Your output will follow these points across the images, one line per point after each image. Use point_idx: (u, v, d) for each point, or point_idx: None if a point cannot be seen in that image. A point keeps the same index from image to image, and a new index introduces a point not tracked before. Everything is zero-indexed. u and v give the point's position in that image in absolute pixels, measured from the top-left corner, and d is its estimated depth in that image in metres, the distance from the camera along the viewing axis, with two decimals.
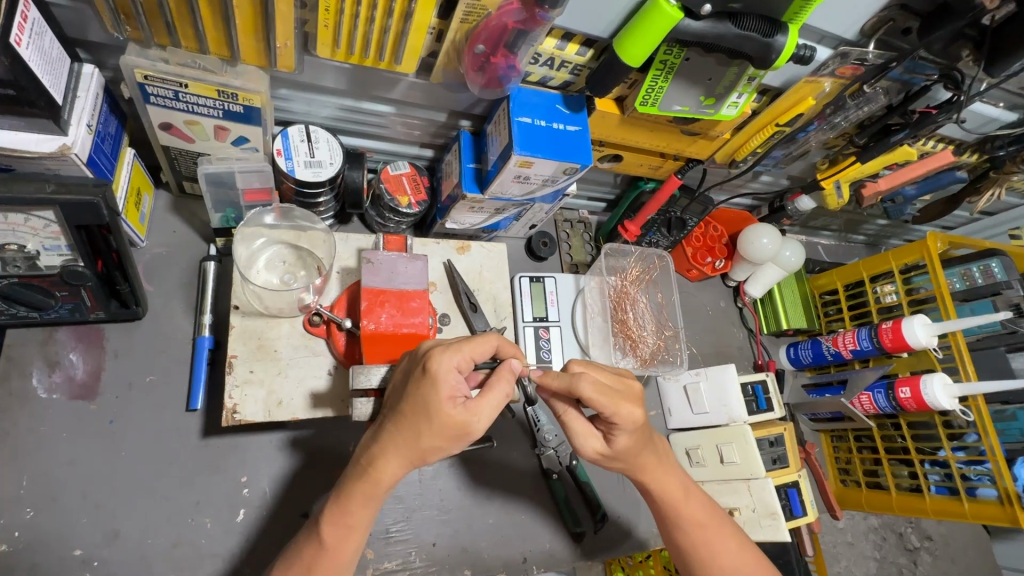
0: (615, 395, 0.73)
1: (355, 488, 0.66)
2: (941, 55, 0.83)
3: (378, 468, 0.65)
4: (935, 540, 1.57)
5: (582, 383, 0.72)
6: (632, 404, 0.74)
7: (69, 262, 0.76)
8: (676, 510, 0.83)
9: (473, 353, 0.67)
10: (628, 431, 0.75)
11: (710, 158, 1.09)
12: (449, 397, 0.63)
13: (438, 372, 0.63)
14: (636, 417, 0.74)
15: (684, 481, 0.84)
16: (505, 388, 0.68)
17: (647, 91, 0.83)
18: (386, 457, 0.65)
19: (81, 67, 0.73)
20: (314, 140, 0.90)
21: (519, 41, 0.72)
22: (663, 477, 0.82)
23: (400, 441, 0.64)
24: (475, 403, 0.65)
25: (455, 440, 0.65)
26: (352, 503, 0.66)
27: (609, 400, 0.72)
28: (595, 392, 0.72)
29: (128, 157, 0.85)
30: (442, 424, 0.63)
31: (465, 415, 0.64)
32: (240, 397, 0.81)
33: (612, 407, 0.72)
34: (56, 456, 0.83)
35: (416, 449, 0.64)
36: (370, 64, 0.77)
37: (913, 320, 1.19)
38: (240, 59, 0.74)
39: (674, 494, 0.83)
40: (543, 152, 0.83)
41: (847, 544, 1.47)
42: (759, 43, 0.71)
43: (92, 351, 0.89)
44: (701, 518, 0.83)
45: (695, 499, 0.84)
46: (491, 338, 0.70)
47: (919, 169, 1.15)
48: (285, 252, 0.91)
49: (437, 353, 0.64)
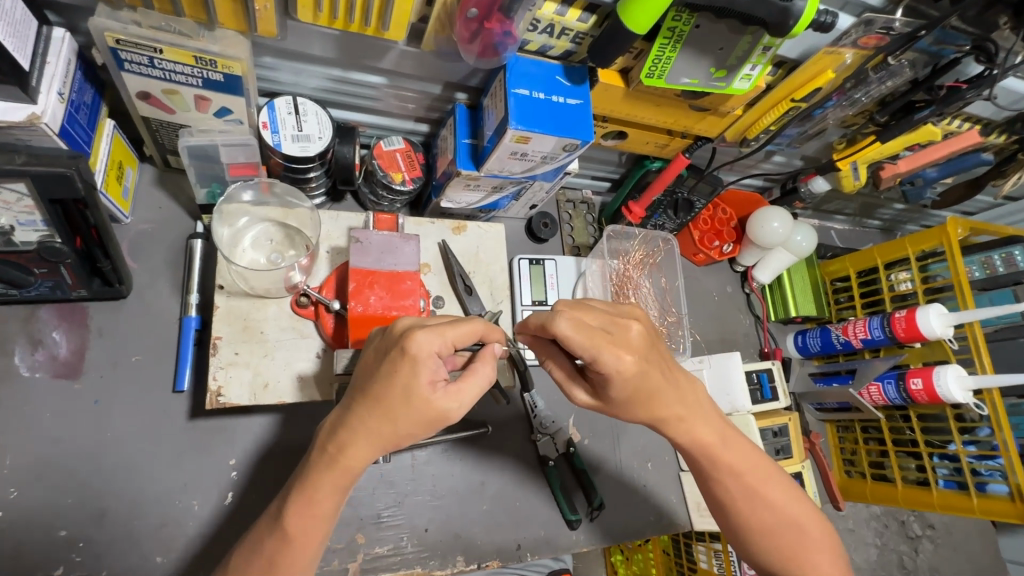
0: (597, 334, 0.65)
1: (324, 478, 0.63)
2: (975, 24, 0.76)
3: (348, 454, 0.62)
4: (939, 531, 1.54)
5: (557, 320, 0.64)
6: (616, 347, 0.65)
7: (45, 238, 0.74)
8: (712, 460, 0.77)
9: (456, 338, 0.63)
10: (621, 382, 0.67)
11: (720, 136, 1.04)
12: (428, 382, 0.61)
13: (418, 356, 0.60)
14: (622, 362, 0.65)
15: (719, 430, 0.78)
16: (486, 373, 0.66)
17: (653, 62, 0.78)
18: (357, 442, 0.62)
19: (51, 31, 0.69)
20: (302, 113, 0.85)
21: (514, 5, 0.67)
22: (691, 426, 0.75)
23: (373, 427, 0.62)
24: (456, 389, 0.62)
25: (430, 425, 0.63)
26: (321, 493, 0.63)
27: (588, 340, 0.64)
28: (572, 329, 0.63)
29: (106, 129, 0.81)
30: (419, 409, 0.61)
31: (444, 400, 0.62)
32: (224, 379, 0.78)
33: (591, 348, 0.64)
34: (41, 435, 0.81)
35: (389, 435, 0.62)
36: (356, 30, 0.72)
37: (927, 310, 1.14)
38: (218, 23, 0.70)
39: (709, 444, 0.76)
40: (541, 127, 0.78)
41: (848, 531, 1.44)
42: (776, 8, 0.65)
43: (77, 330, 0.87)
44: (741, 468, 0.76)
45: (733, 449, 0.77)
46: (476, 324, 0.65)
47: (942, 150, 1.08)
48: (272, 230, 0.88)
49: (417, 337, 0.61)
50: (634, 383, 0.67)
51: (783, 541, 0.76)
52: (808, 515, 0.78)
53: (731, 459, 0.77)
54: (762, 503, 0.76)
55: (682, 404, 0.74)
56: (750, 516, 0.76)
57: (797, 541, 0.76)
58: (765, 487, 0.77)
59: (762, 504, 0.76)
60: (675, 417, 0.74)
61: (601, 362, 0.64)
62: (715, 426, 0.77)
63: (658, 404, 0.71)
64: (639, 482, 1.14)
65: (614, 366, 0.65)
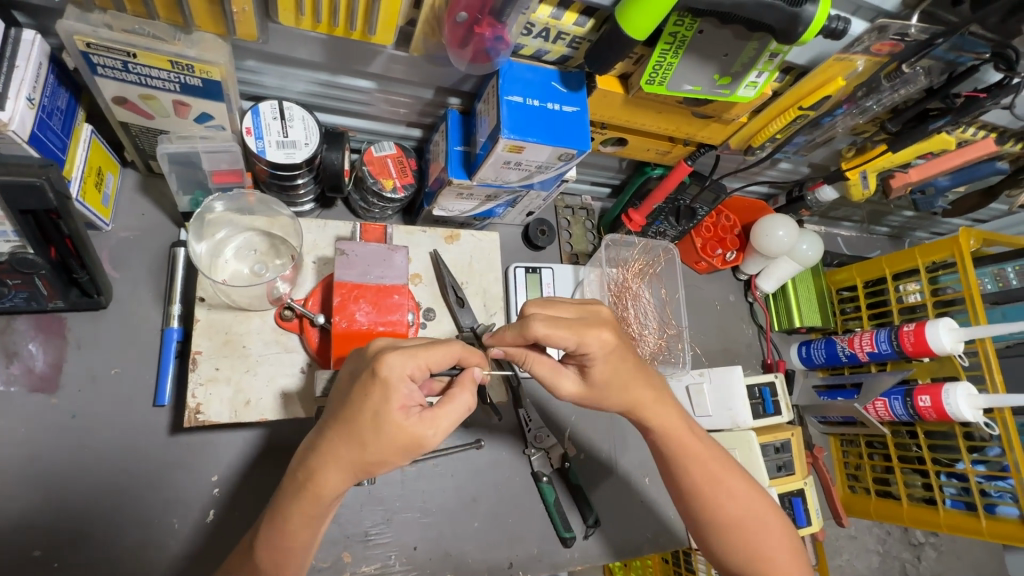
0: (576, 324, 0.70)
1: (294, 505, 0.60)
2: (996, 30, 0.72)
3: (317, 482, 0.59)
4: (944, 543, 1.51)
5: (532, 323, 0.69)
6: (595, 329, 0.71)
7: (17, 249, 0.71)
8: (677, 446, 0.79)
9: (430, 361, 0.60)
10: (603, 359, 0.72)
11: (724, 144, 1.00)
12: (400, 406, 0.58)
13: (390, 379, 0.57)
14: (605, 339, 0.71)
15: (683, 416, 0.80)
16: (466, 397, 0.62)
17: (653, 68, 0.74)
18: (326, 469, 0.59)
19: (20, 33, 0.66)
20: (288, 118, 0.82)
21: (506, 9, 0.63)
22: (659, 413, 0.78)
23: (342, 454, 0.58)
24: (432, 414, 0.59)
25: (405, 453, 0.59)
26: (291, 522, 0.60)
27: (568, 332, 0.69)
28: (548, 327, 0.68)
29: (83, 134, 0.78)
30: (391, 436, 0.57)
31: (419, 426, 0.58)
32: (204, 397, 0.75)
33: (574, 336, 0.69)
34: (15, 452, 0.79)
35: (359, 463, 0.58)
36: (342, 34, 0.69)
37: (937, 324, 1.10)
38: (195, 26, 0.66)
39: (673, 431, 0.79)
40: (535, 136, 0.75)
41: (848, 537, 1.40)
42: (785, 14, 0.61)
43: (54, 342, 0.84)
44: (704, 456, 0.79)
45: (697, 438, 0.80)
46: (454, 347, 0.62)
47: (954, 159, 1.05)
48: (257, 239, 0.85)
49: (388, 358, 0.58)
50: (611, 364, 0.73)
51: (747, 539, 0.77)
52: (770, 510, 0.80)
53: (695, 446, 0.79)
54: (725, 496, 0.78)
55: (650, 388, 0.78)
56: (717, 509, 0.78)
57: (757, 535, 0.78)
58: (727, 476, 0.79)
59: (726, 496, 0.78)
60: (643, 401, 0.77)
61: (587, 347, 0.70)
62: (679, 411, 0.80)
63: (632, 388, 0.76)
64: (635, 497, 1.11)
65: (596, 347, 0.71)
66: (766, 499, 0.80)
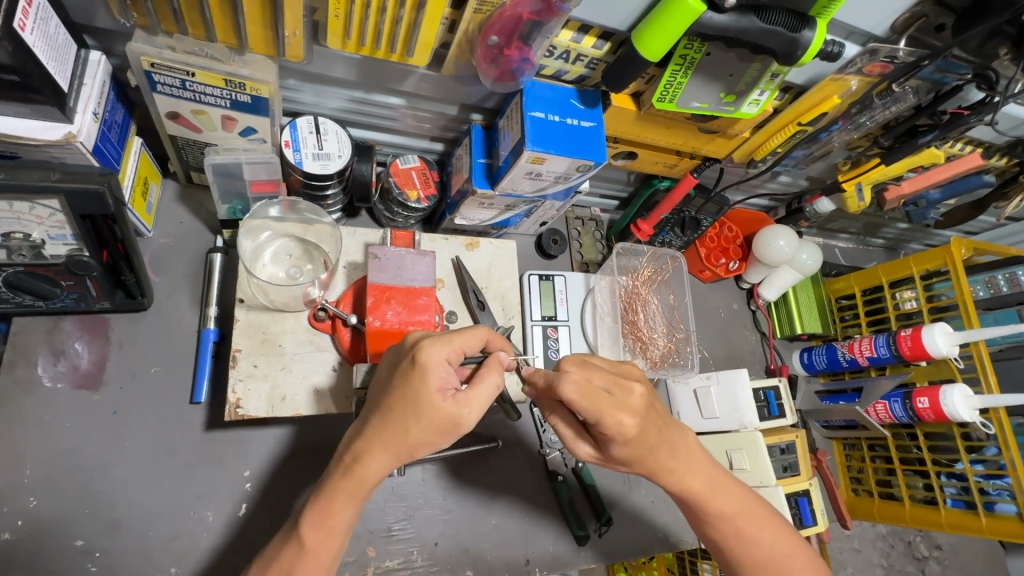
0: (601, 399, 0.64)
1: (339, 487, 0.64)
2: (976, 53, 0.79)
3: (363, 465, 0.63)
4: (948, 550, 1.53)
5: (562, 384, 0.64)
6: (617, 410, 0.64)
7: (74, 252, 0.75)
8: (704, 508, 0.77)
9: (462, 345, 0.65)
10: (621, 442, 0.67)
11: (728, 157, 1.06)
12: (439, 389, 0.61)
13: (428, 364, 0.61)
14: (626, 427, 0.65)
15: (711, 478, 0.77)
16: (495, 378, 0.66)
17: (665, 87, 0.80)
18: (370, 451, 0.63)
19: (88, 53, 0.72)
20: (323, 132, 0.88)
21: (534, 33, 0.70)
22: (683, 477, 0.75)
23: (386, 437, 0.62)
24: (466, 395, 0.63)
25: (443, 433, 0.63)
26: (336, 504, 0.64)
27: (591, 406, 0.64)
28: (576, 395, 0.64)
29: (134, 147, 0.84)
30: (430, 416, 0.61)
31: (455, 407, 0.62)
32: (243, 392, 0.80)
33: (595, 411, 0.64)
34: (60, 446, 0.82)
35: (401, 445, 0.62)
36: (381, 56, 0.75)
37: (933, 329, 1.15)
38: (248, 48, 0.73)
39: (700, 493, 0.76)
40: (556, 149, 0.81)
41: (852, 550, 1.43)
42: (785, 39, 0.68)
43: (98, 341, 0.88)
44: (730, 513, 0.77)
45: (724, 496, 0.78)
46: (481, 331, 0.69)
47: (943, 173, 1.11)
48: (291, 245, 0.90)
49: (426, 345, 0.62)
50: (635, 443, 0.68)
51: None
52: (798, 548, 0.79)
53: (722, 504, 0.77)
54: (753, 545, 0.78)
55: (680, 454, 0.74)
56: (744, 558, 0.78)
57: None
58: (754, 529, 0.78)
59: (751, 544, 0.78)
60: (672, 467, 0.74)
61: (605, 425, 0.64)
62: (708, 474, 0.77)
63: (659, 460, 0.72)
64: (645, 498, 1.15)
65: (616, 429, 0.65)
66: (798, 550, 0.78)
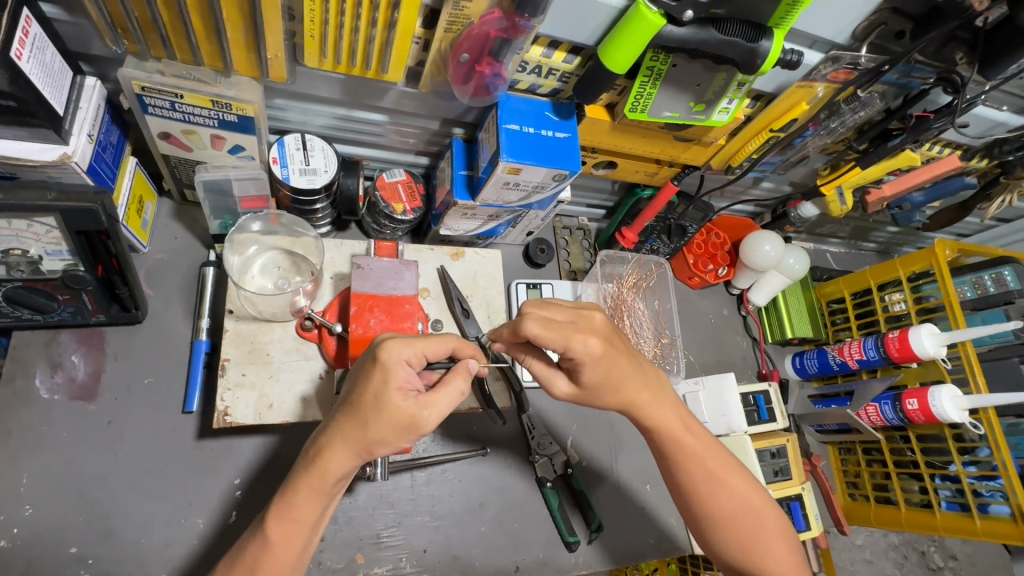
0: (564, 327, 0.71)
1: (303, 483, 0.66)
2: (937, 57, 0.81)
3: (326, 459, 0.65)
4: (959, 558, 1.49)
5: (526, 323, 0.70)
6: (583, 334, 0.71)
7: (70, 267, 0.79)
8: (678, 446, 0.80)
9: (426, 349, 0.68)
10: (592, 365, 0.73)
11: (706, 164, 1.09)
12: (399, 388, 0.64)
13: (388, 363, 0.64)
14: (591, 346, 0.71)
15: (683, 416, 0.81)
16: (459, 384, 0.68)
17: (635, 98, 0.83)
18: (333, 447, 0.65)
19: (84, 79, 0.76)
20: (309, 149, 0.92)
21: (502, 50, 0.73)
22: (659, 412, 0.79)
23: (348, 434, 0.64)
24: (426, 397, 0.65)
25: (403, 433, 0.65)
26: (298, 498, 0.67)
27: (556, 335, 0.70)
28: (541, 328, 0.69)
29: (129, 166, 0.88)
30: (390, 414, 0.63)
31: (415, 407, 0.64)
32: (232, 400, 0.82)
33: (561, 340, 0.70)
34: (57, 455, 0.85)
35: (363, 443, 0.64)
36: (360, 75, 0.79)
37: (919, 329, 1.16)
38: (234, 71, 0.76)
39: (673, 429, 0.80)
40: (531, 159, 0.84)
41: (866, 562, 1.40)
42: (744, 49, 0.71)
43: (94, 353, 0.91)
44: (702, 456, 0.80)
45: (696, 435, 0.81)
46: (448, 339, 0.71)
47: (922, 176, 1.12)
48: (279, 257, 0.93)
49: (389, 344, 0.65)
50: (603, 366, 0.73)
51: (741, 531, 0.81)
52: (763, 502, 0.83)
53: (692, 443, 0.81)
54: (724, 490, 0.80)
55: (650, 391, 0.78)
56: (711, 504, 0.80)
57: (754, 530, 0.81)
58: (726, 474, 0.81)
59: (720, 489, 0.80)
60: (644, 401, 0.78)
61: (575, 352, 0.70)
62: (680, 411, 0.81)
63: (631, 390, 0.76)
64: (636, 503, 1.14)
65: (583, 351, 0.71)
66: (763, 501, 0.82)
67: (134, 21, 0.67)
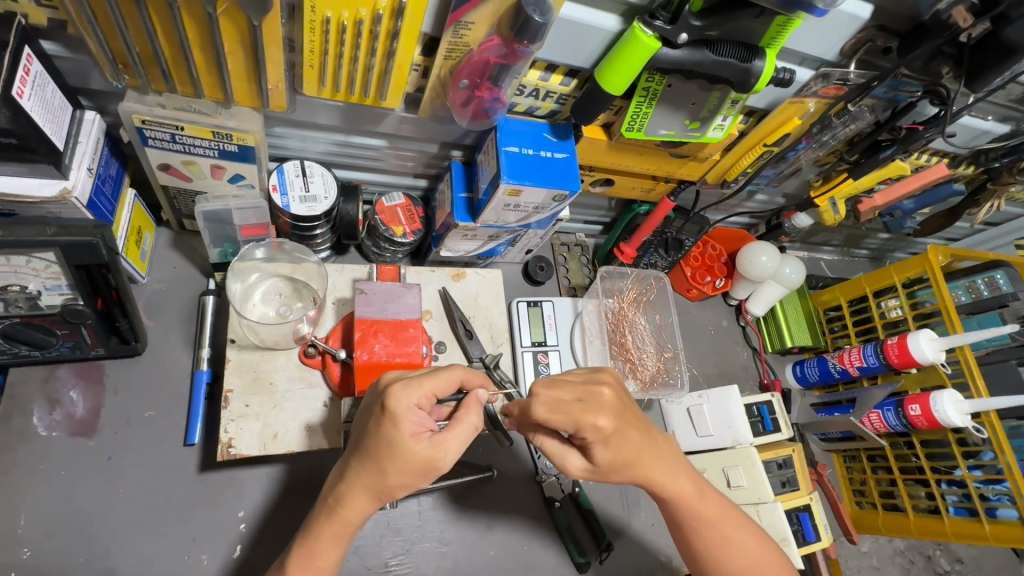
0: (573, 408, 0.69)
1: (324, 529, 0.66)
2: (923, 72, 0.84)
3: (345, 507, 0.65)
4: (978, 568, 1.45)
5: (533, 405, 0.70)
6: (594, 413, 0.69)
7: (69, 301, 0.78)
8: (693, 514, 0.79)
9: (434, 388, 0.67)
10: (603, 442, 0.71)
11: (701, 179, 1.10)
12: (412, 434, 0.63)
13: (398, 410, 0.63)
14: (601, 425, 0.69)
15: (697, 482, 0.80)
16: (472, 419, 0.68)
17: (632, 117, 0.85)
18: (353, 494, 0.65)
19: (83, 114, 0.76)
20: (309, 175, 0.92)
21: (502, 75, 0.74)
22: (674, 477, 0.77)
23: (367, 480, 0.64)
24: (441, 438, 0.65)
25: (422, 474, 0.65)
26: (321, 545, 0.66)
27: (565, 417, 0.69)
28: (548, 412, 0.69)
29: (128, 198, 0.87)
30: (406, 459, 0.63)
31: (431, 449, 0.64)
32: (235, 431, 0.81)
33: (571, 420, 0.69)
34: (55, 494, 0.83)
35: (381, 487, 0.64)
36: (360, 102, 0.79)
37: (918, 335, 1.17)
38: (234, 101, 0.77)
39: (688, 497, 0.78)
40: (531, 180, 0.84)
41: (871, 568, 1.35)
42: (737, 68, 0.73)
43: (93, 388, 0.90)
44: (713, 520, 0.80)
45: (710, 501, 0.80)
46: (455, 373, 0.70)
47: (914, 183, 1.13)
48: (281, 284, 0.93)
49: (397, 390, 0.64)
50: (615, 443, 0.71)
51: None
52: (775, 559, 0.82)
53: (708, 509, 0.80)
54: (737, 551, 0.80)
55: (662, 459, 0.76)
56: (727, 566, 0.79)
57: None
58: (739, 535, 0.80)
59: (733, 550, 0.80)
60: (657, 473, 0.76)
61: (584, 433, 0.69)
62: (695, 478, 0.80)
63: (646, 464, 0.74)
64: (645, 520, 1.13)
65: (594, 432, 0.69)
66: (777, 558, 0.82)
67: (135, 56, 0.67)
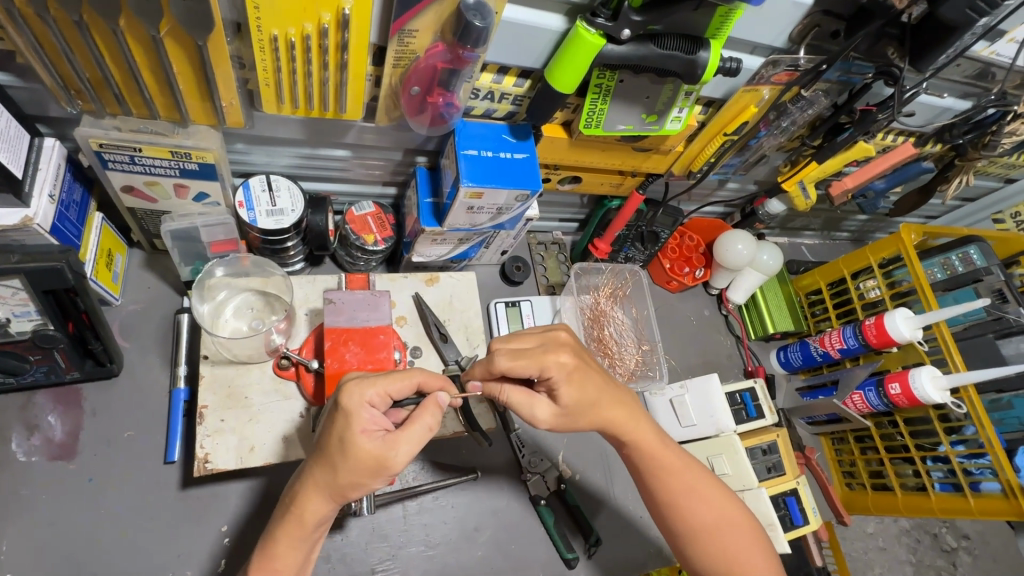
0: (534, 351, 0.75)
1: (281, 531, 0.67)
2: (870, 55, 0.85)
3: (302, 508, 0.66)
4: (981, 544, 1.45)
5: (496, 357, 0.75)
6: (554, 353, 0.75)
7: (40, 327, 0.79)
8: (655, 463, 0.80)
9: (389, 388, 0.68)
10: (566, 381, 0.75)
11: (668, 171, 1.11)
12: (363, 431, 0.64)
13: (350, 407, 0.65)
14: (563, 360, 0.75)
15: (659, 433, 0.82)
16: (427, 420, 0.68)
17: (589, 114, 0.85)
18: (308, 495, 0.66)
19: (42, 141, 0.77)
20: (275, 189, 0.93)
21: (452, 80, 0.75)
22: (637, 426, 0.80)
23: (320, 478, 0.65)
24: (394, 437, 0.65)
25: (374, 474, 0.65)
26: (278, 547, 0.67)
27: (528, 361, 0.74)
28: (511, 359, 0.74)
29: (96, 222, 0.88)
30: (357, 457, 0.63)
31: (382, 447, 0.64)
32: (212, 446, 0.81)
33: (535, 364, 0.74)
34: (37, 520, 0.84)
35: (335, 487, 0.65)
36: (316, 114, 0.80)
37: (894, 314, 1.18)
38: (191, 121, 0.78)
39: (650, 445, 0.81)
40: (492, 182, 0.85)
41: (881, 549, 1.35)
42: (684, 61, 0.74)
43: (71, 412, 0.91)
44: (679, 470, 0.80)
45: (673, 451, 0.81)
46: (411, 375, 0.70)
47: (882, 163, 1.14)
48: (253, 299, 0.94)
49: (349, 388, 0.66)
50: (578, 380, 0.76)
51: (721, 550, 0.78)
52: (737, 509, 0.81)
53: (670, 460, 0.81)
54: (701, 502, 0.80)
55: (625, 408, 0.80)
56: (690, 517, 0.79)
57: (733, 545, 0.78)
58: (702, 486, 0.81)
59: (698, 502, 0.79)
60: (621, 420, 0.79)
61: (548, 372, 0.74)
62: (657, 428, 0.82)
63: (607, 409, 0.78)
64: (633, 512, 1.14)
65: (558, 369, 0.75)
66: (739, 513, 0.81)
67: (85, 81, 0.68)
